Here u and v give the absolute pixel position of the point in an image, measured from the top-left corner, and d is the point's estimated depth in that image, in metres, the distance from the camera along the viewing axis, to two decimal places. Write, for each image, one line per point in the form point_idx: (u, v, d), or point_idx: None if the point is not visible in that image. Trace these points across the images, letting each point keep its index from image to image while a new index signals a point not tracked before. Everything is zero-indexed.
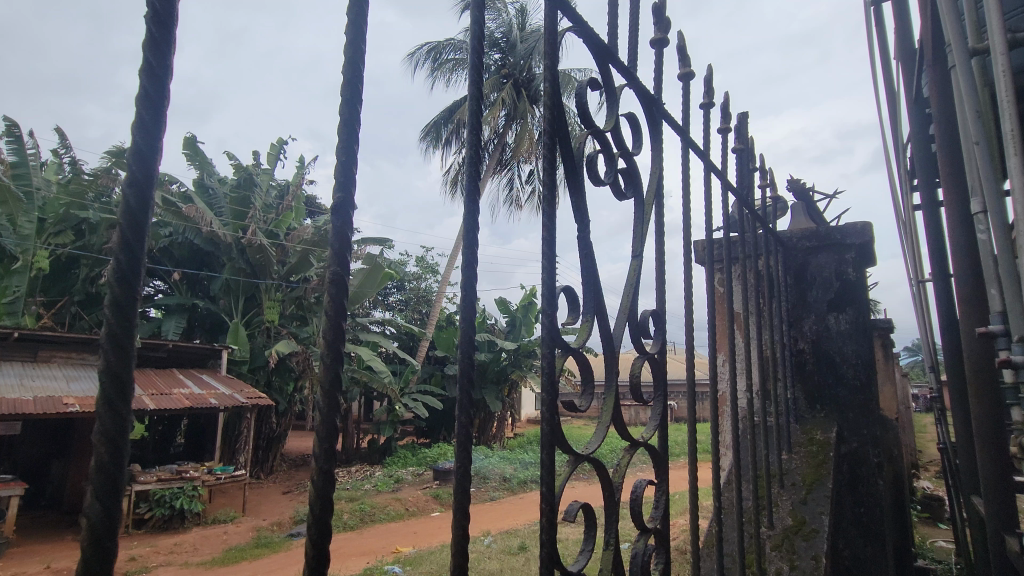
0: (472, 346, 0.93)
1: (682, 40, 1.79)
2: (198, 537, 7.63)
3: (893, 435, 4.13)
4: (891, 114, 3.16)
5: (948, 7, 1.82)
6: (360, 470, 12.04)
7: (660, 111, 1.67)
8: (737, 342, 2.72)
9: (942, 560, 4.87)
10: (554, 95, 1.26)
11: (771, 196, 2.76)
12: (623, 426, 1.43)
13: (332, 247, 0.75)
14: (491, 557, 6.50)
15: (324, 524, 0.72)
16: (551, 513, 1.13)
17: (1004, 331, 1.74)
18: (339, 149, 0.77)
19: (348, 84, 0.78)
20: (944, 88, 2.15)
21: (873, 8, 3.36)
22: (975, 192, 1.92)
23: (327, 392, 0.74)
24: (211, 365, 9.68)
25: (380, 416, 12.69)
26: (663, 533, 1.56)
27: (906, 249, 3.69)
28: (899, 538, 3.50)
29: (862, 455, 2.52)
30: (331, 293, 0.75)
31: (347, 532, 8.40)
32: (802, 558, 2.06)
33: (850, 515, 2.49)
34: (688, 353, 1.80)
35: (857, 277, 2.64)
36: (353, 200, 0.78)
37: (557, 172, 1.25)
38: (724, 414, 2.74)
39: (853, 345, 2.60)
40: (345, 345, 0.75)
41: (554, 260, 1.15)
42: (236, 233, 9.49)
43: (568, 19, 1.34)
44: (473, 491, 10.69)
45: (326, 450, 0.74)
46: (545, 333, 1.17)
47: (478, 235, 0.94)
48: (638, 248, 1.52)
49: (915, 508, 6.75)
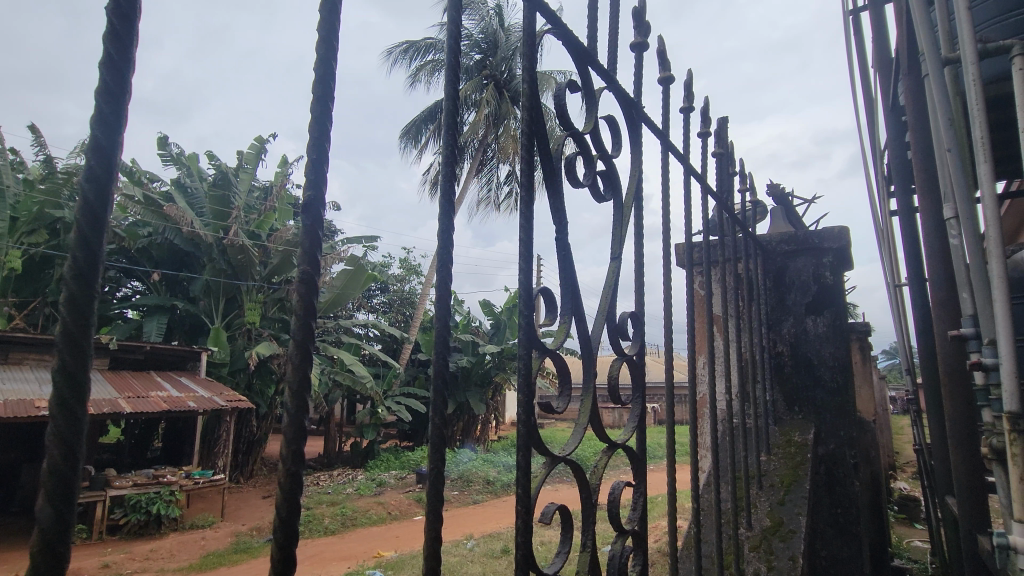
0: (446, 347, 0.92)
1: (662, 44, 1.82)
2: (174, 543, 7.48)
3: (869, 436, 4.19)
4: (869, 120, 3.22)
5: (920, 16, 1.86)
6: (342, 473, 11.89)
7: (640, 114, 1.69)
8: (717, 345, 2.75)
9: (918, 559, 4.95)
10: (533, 97, 1.27)
11: (751, 200, 2.79)
12: (601, 427, 1.43)
13: (303, 245, 0.75)
14: (473, 561, 6.47)
15: (292, 527, 0.71)
16: (527, 515, 1.13)
17: (975, 334, 1.78)
18: (311, 146, 0.76)
19: (319, 82, 0.77)
20: (919, 97, 2.20)
21: (851, 17, 3.43)
22: (946, 198, 1.97)
23: (296, 393, 0.73)
24: (191, 367, 9.53)
25: (362, 420, 12.20)
26: (641, 534, 1.56)
27: (883, 254, 3.76)
28: (876, 539, 3.56)
29: (839, 456, 2.54)
30: (301, 292, 0.74)
31: (327, 536, 8.30)
32: (779, 558, 2.07)
33: (827, 516, 2.52)
34: (667, 356, 1.81)
35: (834, 281, 2.68)
36: (323, 197, 0.77)
37: (534, 174, 1.25)
38: (704, 416, 2.77)
39: (831, 348, 2.64)
40: (315, 344, 0.74)
41: (530, 260, 1.15)
42: (217, 233, 9.39)
43: (547, 20, 1.35)
44: (456, 495, 10.64)
45: (295, 453, 0.73)
46: (523, 335, 1.16)
47: (453, 236, 0.93)
48: (617, 249, 1.53)
49: (893, 509, 6.86)
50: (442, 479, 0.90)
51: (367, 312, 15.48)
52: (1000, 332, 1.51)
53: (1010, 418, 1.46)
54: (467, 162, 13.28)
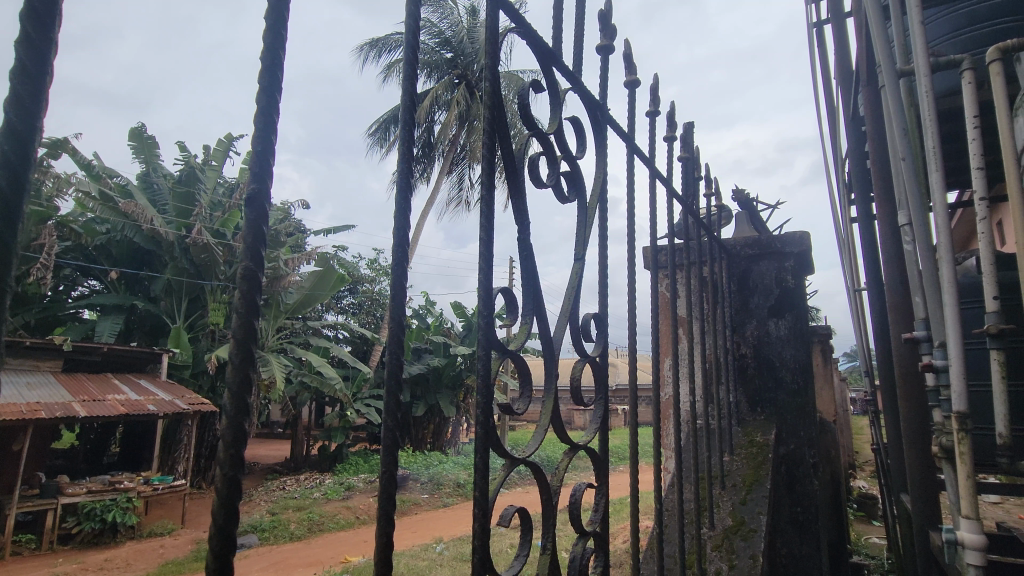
0: (400, 346, 0.88)
1: (628, 48, 1.83)
2: (131, 551, 7.21)
3: (830, 436, 4.33)
4: (831, 129, 3.31)
5: (877, 28, 1.92)
6: (310, 478, 11.63)
7: (605, 116, 1.69)
8: (682, 348, 2.79)
9: (875, 555, 5.13)
10: (494, 97, 1.25)
11: (716, 205, 2.84)
12: (562, 428, 1.41)
13: (245, 239, 0.72)
14: (443, 565, 6.41)
15: (229, 533, 0.68)
16: (484, 518, 1.12)
17: (926, 337, 1.85)
18: (255, 139, 0.73)
19: (266, 71, 0.75)
20: (877, 108, 2.27)
21: (815, 29, 3.53)
22: (901, 205, 2.03)
23: (236, 395, 0.70)
24: (150, 369, 9.23)
25: (331, 423, 12.03)
26: (602, 536, 1.55)
27: (843, 258, 3.87)
28: (836, 537, 3.66)
29: (799, 456, 2.60)
30: (243, 289, 0.71)
31: (294, 542, 8.13)
32: (740, 557, 2.09)
33: (788, 515, 2.58)
34: (631, 358, 1.82)
35: (796, 285, 2.75)
36: (268, 191, 0.74)
37: (495, 174, 1.23)
38: (668, 419, 2.81)
39: (792, 350, 2.70)
40: (258, 343, 0.71)
41: (490, 260, 1.13)
42: (180, 231, 9.13)
43: (510, 19, 1.33)
44: (426, 498, 10.58)
45: (233, 457, 0.69)
46: (482, 338, 1.14)
47: (409, 234, 0.90)
48: (580, 250, 1.52)
49: (853, 507, 7.09)
50: (395, 483, 0.87)
51: (336, 313, 15.28)
52: (949, 335, 1.56)
53: (958, 416, 1.52)
54: (438, 162, 13.23)
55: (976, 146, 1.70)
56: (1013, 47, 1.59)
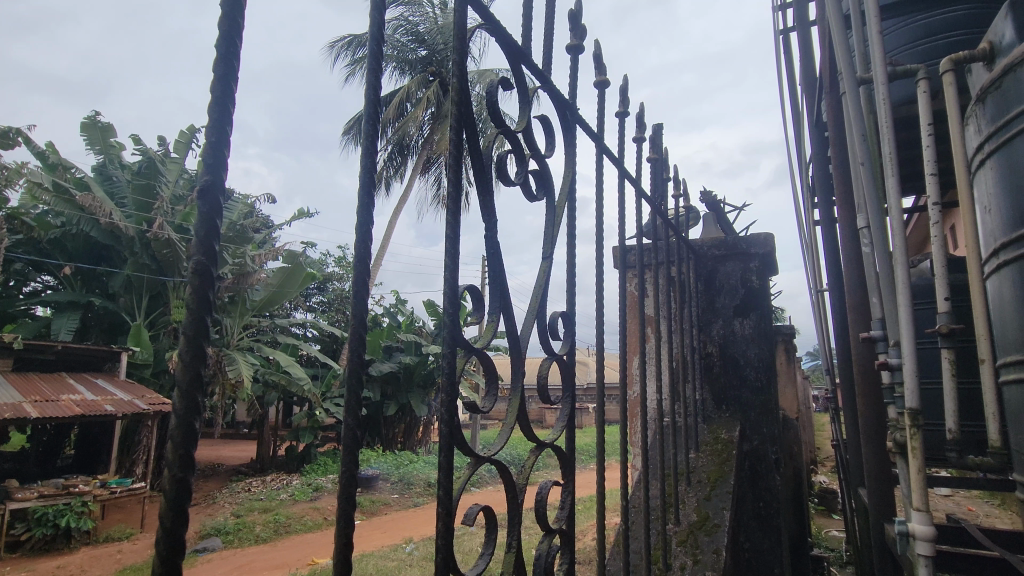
0: (362, 343, 0.86)
1: (598, 49, 1.85)
2: (86, 558, 6.94)
3: (792, 433, 4.45)
4: (796, 134, 3.41)
5: (839, 37, 1.97)
6: (277, 478, 11.40)
7: (574, 116, 1.70)
8: (649, 347, 2.83)
9: (835, 548, 5.31)
10: (462, 95, 1.24)
11: (684, 206, 2.88)
12: (529, 426, 1.41)
13: (197, 233, 0.69)
14: (412, 565, 6.37)
15: (177, 537, 0.65)
16: (447, 517, 1.11)
17: (883, 336, 1.91)
18: (210, 129, 0.70)
19: (221, 61, 0.72)
20: (838, 114, 2.34)
21: (781, 37, 3.62)
22: (861, 208, 2.10)
23: (186, 395, 0.67)
24: (108, 368, 8.91)
25: (299, 423, 11.83)
26: (568, 533, 1.55)
27: (807, 260, 3.99)
28: (796, 530, 3.77)
29: (761, 452, 2.66)
30: (194, 284, 0.68)
31: (259, 545, 7.94)
32: (704, 551, 2.11)
33: (750, 509, 2.63)
34: (599, 356, 1.82)
35: (760, 285, 2.82)
36: (222, 182, 0.72)
37: (462, 171, 1.22)
38: (635, 418, 2.85)
39: (756, 349, 2.76)
40: (210, 339, 0.68)
41: (457, 259, 1.12)
42: (140, 226, 8.79)
43: (478, 15, 1.32)
44: (396, 498, 10.50)
45: (182, 458, 0.66)
46: (447, 336, 1.13)
47: (373, 231, 0.86)
48: (548, 249, 1.53)
49: (814, 501, 7.33)
50: (356, 484, 0.85)
51: (305, 312, 15.03)
52: (904, 335, 1.61)
53: (911, 413, 1.58)
54: (411, 160, 13.12)
55: (931, 153, 1.76)
56: (965, 58, 1.65)
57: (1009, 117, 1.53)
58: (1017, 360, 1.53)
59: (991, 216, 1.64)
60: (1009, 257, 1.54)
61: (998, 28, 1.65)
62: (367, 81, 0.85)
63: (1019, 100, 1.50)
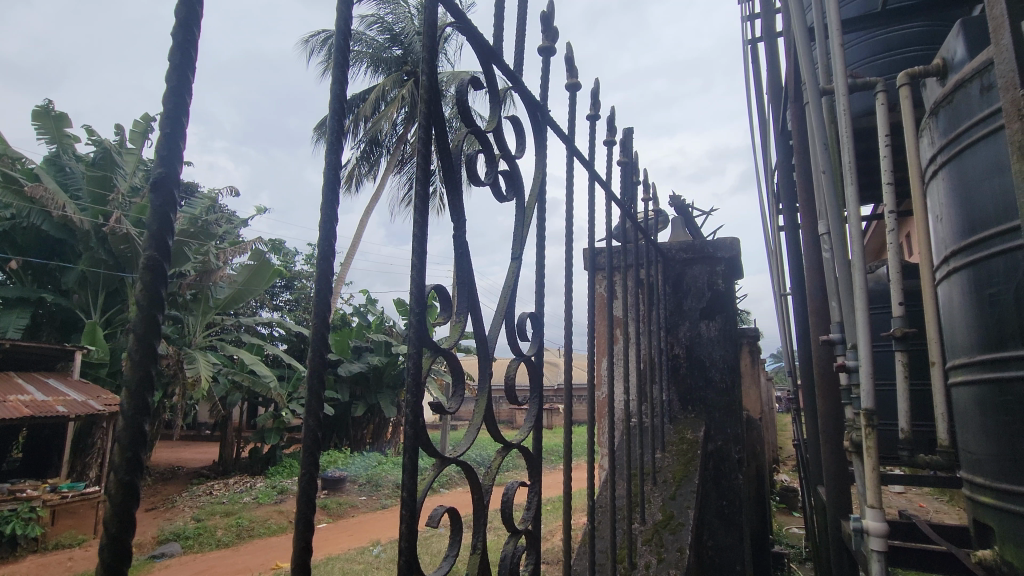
0: (325, 343, 0.84)
1: (570, 51, 1.86)
2: (33, 566, 6.62)
3: (756, 433, 4.57)
4: (762, 141, 3.50)
5: (803, 49, 2.03)
6: (240, 481, 11.10)
7: (545, 117, 1.70)
8: (617, 348, 2.86)
9: (795, 544, 5.49)
10: (431, 94, 1.23)
11: (653, 209, 2.93)
12: (496, 426, 1.40)
13: (150, 228, 0.66)
14: (380, 567, 6.32)
15: (123, 544, 0.62)
16: (411, 519, 1.09)
17: (841, 339, 1.98)
18: (164, 119, 0.67)
19: (177, 49, 0.69)
20: (802, 124, 2.41)
21: (750, 46, 3.71)
22: (822, 215, 2.16)
23: (135, 392, 0.64)
24: (61, 367, 8.55)
25: (264, 424, 11.60)
26: (534, 533, 1.55)
27: (772, 264, 4.09)
28: (758, 528, 3.86)
29: (725, 452, 2.72)
30: (145, 280, 0.66)
31: (221, 550, 7.71)
32: (668, 550, 2.13)
33: (713, 508, 2.67)
34: (568, 356, 1.83)
35: (726, 288, 2.88)
36: (177, 175, 0.69)
37: (430, 173, 1.21)
38: (603, 419, 2.87)
39: (721, 351, 2.82)
40: (162, 335, 0.66)
41: (424, 256, 1.11)
42: (96, 219, 8.41)
43: (450, 13, 1.31)
44: (364, 500, 10.37)
45: (129, 461, 0.63)
46: (413, 334, 1.11)
47: (338, 227, 0.84)
48: (517, 250, 1.53)
49: (776, 499, 7.56)
50: (316, 486, 0.83)
51: (272, 310, 14.73)
52: (860, 338, 1.67)
53: (866, 413, 1.63)
54: (384, 159, 12.95)
55: (888, 162, 1.82)
56: (920, 73, 1.72)
57: (961, 129, 1.59)
58: (964, 363, 1.60)
59: (942, 225, 1.71)
60: (959, 263, 1.61)
61: (950, 45, 1.72)
62: (333, 78, 0.83)
63: (969, 115, 1.57)
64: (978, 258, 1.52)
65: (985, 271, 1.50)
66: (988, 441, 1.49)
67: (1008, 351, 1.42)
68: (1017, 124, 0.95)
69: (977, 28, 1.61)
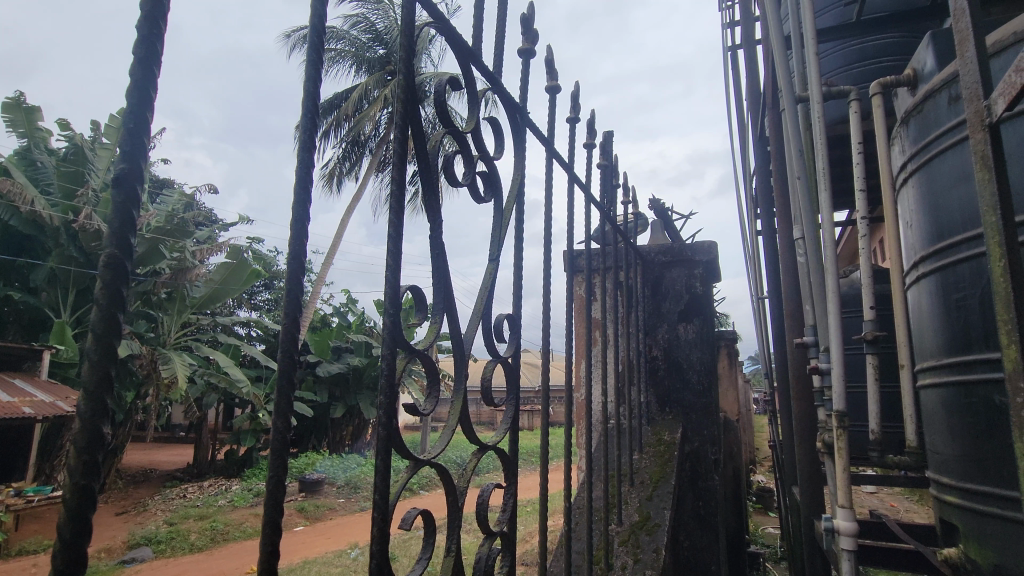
0: (295, 342, 0.82)
1: (550, 53, 1.86)
2: None
3: (733, 434, 4.63)
4: (741, 147, 3.56)
5: (780, 56, 2.07)
6: (215, 484, 10.89)
7: (525, 120, 1.71)
8: (596, 350, 2.88)
9: (770, 543, 5.58)
10: (409, 93, 1.22)
11: (633, 212, 2.95)
12: (471, 428, 1.39)
13: (111, 226, 0.64)
14: (357, 571, 6.25)
15: (78, 551, 0.61)
16: (384, 522, 1.08)
17: (814, 342, 2.02)
18: (126, 116, 0.66)
19: (143, 41, 0.68)
20: (780, 131, 2.45)
21: (731, 52, 3.77)
22: (797, 220, 2.20)
23: (92, 394, 0.62)
24: (28, 368, 8.29)
25: (240, 426, 11.41)
26: (510, 536, 1.54)
27: (750, 268, 4.16)
28: (734, 528, 3.90)
29: (701, 454, 2.75)
30: (105, 279, 0.64)
31: (194, 554, 7.55)
32: (644, 551, 2.13)
33: (690, 509, 2.69)
34: (546, 358, 1.83)
35: (703, 291, 2.91)
36: (140, 170, 0.67)
37: (406, 174, 1.20)
38: (582, 420, 2.88)
39: (699, 352, 2.85)
40: (124, 335, 0.64)
41: (398, 257, 1.10)
42: (66, 215, 8.20)
43: (428, 13, 1.30)
44: (342, 502, 10.26)
45: (85, 465, 0.61)
46: (387, 334, 1.10)
47: (310, 226, 0.83)
48: (495, 251, 1.53)
49: (753, 500, 7.67)
50: (283, 490, 0.81)
51: (249, 310, 14.51)
52: (832, 341, 1.70)
53: (838, 415, 1.66)
54: (366, 158, 12.84)
55: (860, 169, 1.86)
56: (891, 83, 1.76)
57: (931, 138, 1.63)
58: (933, 366, 1.64)
59: (912, 231, 1.75)
60: (927, 269, 1.65)
61: (920, 56, 1.77)
62: (307, 78, 0.82)
63: (938, 124, 1.61)
64: (946, 264, 1.56)
65: (953, 277, 1.54)
66: (955, 441, 1.53)
67: (974, 355, 1.46)
68: (980, 134, 0.97)
69: (946, 41, 1.66)
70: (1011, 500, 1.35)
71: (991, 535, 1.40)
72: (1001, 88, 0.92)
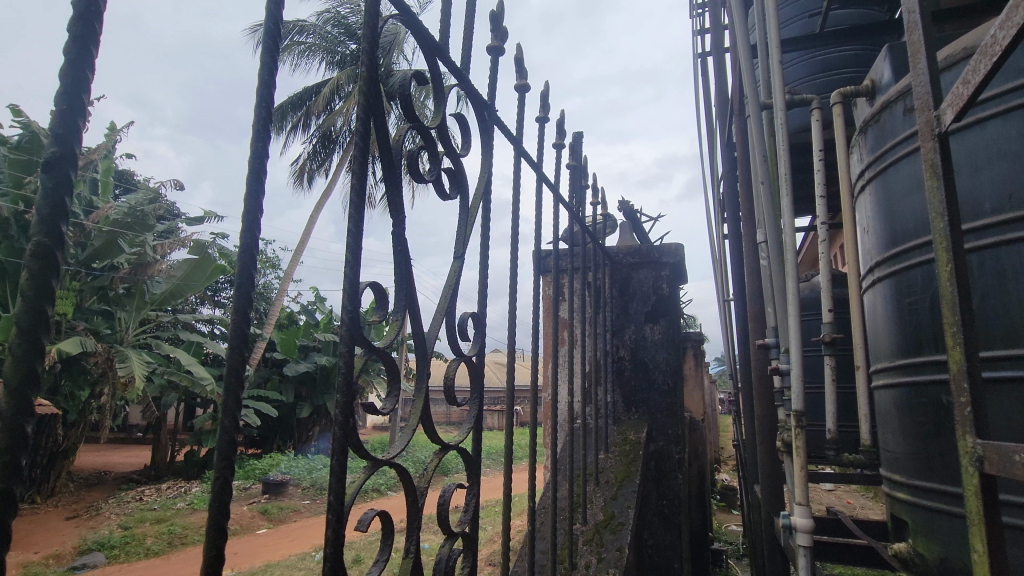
0: (245, 339, 0.79)
1: (519, 52, 1.86)
2: None
3: (697, 433, 4.70)
4: (708, 152, 3.62)
5: (746, 62, 2.11)
6: (173, 486, 10.53)
7: (492, 116, 1.69)
8: (563, 351, 2.89)
9: (732, 541, 5.69)
10: (371, 85, 1.19)
11: (602, 213, 2.96)
12: (433, 427, 1.37)
13: (40, 212, 0.61)
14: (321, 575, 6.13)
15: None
16: (337, 524, 1.05)
17: (775, 344, 2.06)
18: (60, 97, 0.62)
19: (79, 19, 0.64)
20: (745, 137, 2.50)
21: (700, 59, 3.83)
22: (761, 224, 2.24)
23: (16, 392, 0.58)
24: None
25: (202, 426, 11.07)
26: (471, 536, 1.53)
27: (716, 270, 4.23)
28: (698, 527, 3.96)
29: (666, 453, 2.78)
30: (34, 269, 0.60)
31: (149, 559, 7.27)
32: (608, 549, 2.14)
33: (654, 508, 2.73)
34: (511, 357, 1.81)
35: (670, 293, 2.94)
36: (75, 154, 0.64)
37: (368, 168, 1.17)
38: (549, 421, 2.88)
39: (664, 353, 2.88)
40: (55, 330, 0.61)
41: (357, 253, 1.07)
42: (16, 205, 7.80)
43: (394, 5, 1.27)
44: (307, 504, 10.06)
45: (6, 467, 0.57)
46: (346, 331, 1.07)
47: (262, 218, 0.80)
48: (460, 249, 1.51)
49: (717, 498, 7.82)
50: (231, 491, 0.78)
51: (213, 307, 14.10)
52: (791, 342, 1.74)
53: (796, 415, 1.70)
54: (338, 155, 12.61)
55: (821, 175, 1.91)
56: (851, 92, 1.81)
57: (886, 147, 1.69)
58: (886, 367, 1.69)
59: (869, 236, 1.80)
60: (883, 273, 1.70)
61: (878, 68, 1.83)
62: (262, 66, 0.79)
63: (893, 133, 1.66)
64: (899, 269, 1.62)
65: (905, 281, 1.59)
66: (906, 440, 1.58)
67: (925, 356, 1.51)
68: (930, 143, 1.00)
69: (902, 54, 1.72)
70: (955, 496, 1.40)
71: (937, 529, 1.46)
72: (948, 99, 0.95)
